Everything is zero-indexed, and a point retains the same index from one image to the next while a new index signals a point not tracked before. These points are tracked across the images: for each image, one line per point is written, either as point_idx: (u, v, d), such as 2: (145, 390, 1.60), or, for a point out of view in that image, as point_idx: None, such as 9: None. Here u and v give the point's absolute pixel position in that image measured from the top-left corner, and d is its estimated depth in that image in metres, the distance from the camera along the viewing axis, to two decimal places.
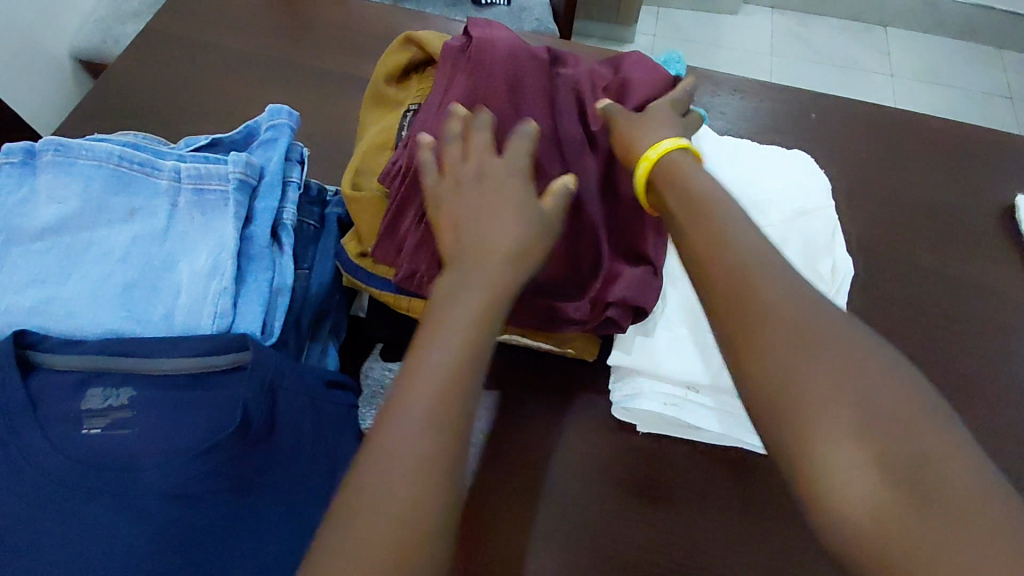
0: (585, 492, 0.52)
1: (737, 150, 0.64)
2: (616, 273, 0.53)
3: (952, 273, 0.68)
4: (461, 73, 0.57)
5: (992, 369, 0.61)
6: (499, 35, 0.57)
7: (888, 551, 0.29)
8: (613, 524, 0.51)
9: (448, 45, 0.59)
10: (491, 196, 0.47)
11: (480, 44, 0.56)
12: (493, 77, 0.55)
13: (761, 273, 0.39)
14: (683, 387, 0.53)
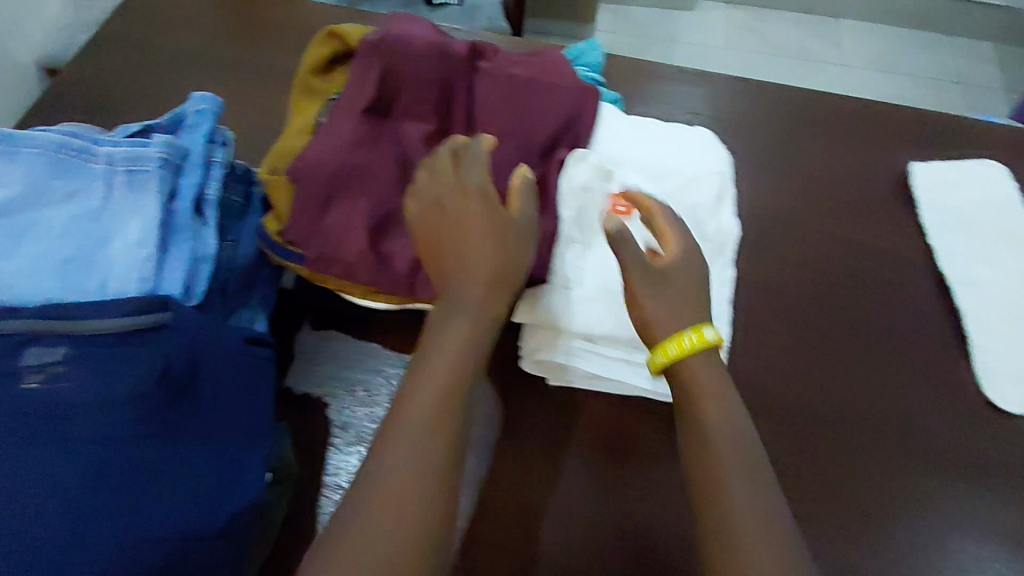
0: (549, 455, 0.58)
1: (642, 128, 0.70)
2: None
3: (845, 239, 0.75)
4: (377, 63, 0.63)
5: (868, 326, 0.69)
6: (411, 39, 0.64)
7: None
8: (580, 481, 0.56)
9: (365, 37, 0.65)
10: (466, 219, 0.52)
11: (397, 46, 0.63)
12: (405, 78, 0.63)
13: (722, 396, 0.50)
14: (582, 338, 0.58)
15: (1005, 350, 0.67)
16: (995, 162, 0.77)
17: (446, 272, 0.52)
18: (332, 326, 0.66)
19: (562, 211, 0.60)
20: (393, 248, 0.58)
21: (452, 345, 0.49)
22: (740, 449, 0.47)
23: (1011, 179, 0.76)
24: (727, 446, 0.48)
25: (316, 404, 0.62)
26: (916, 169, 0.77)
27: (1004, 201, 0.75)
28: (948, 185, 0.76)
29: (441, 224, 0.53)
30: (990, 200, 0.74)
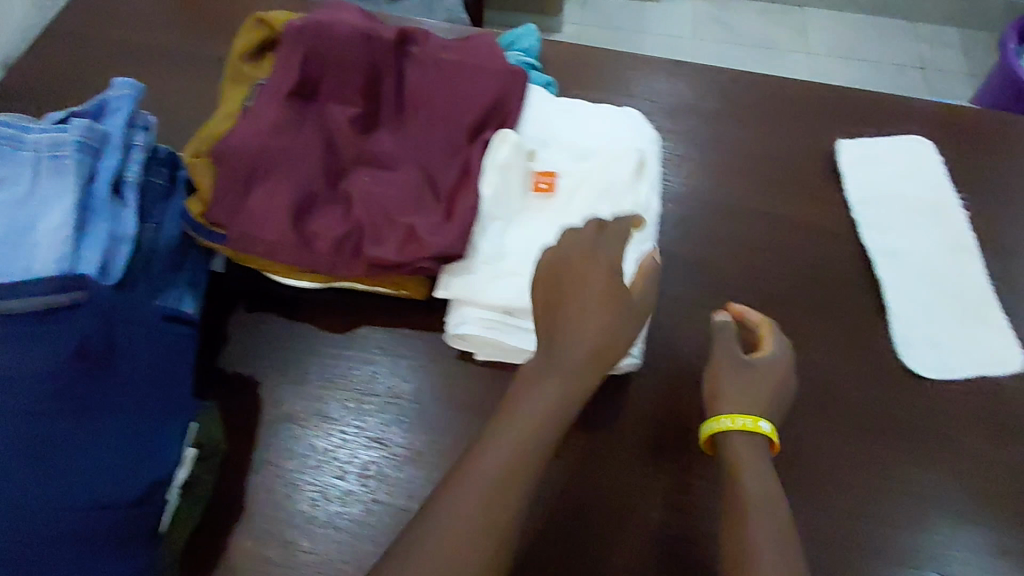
0: (609, 496, 0.58)
1: (572, 109, 0.71)
2: (434, 229, 0.59)
3: (775, 216, 0.77)
4: (301, 47, 0.64)
5: (797, 297, 0.71)
6: (337, 24, 0.65)
7: None
8: (643, 520, 0.57)
9: (292, 23, 0.66)
10: (592, 277, 0.55)
11: (322, 30, 0.64)
12: (329, 63, 0.64)
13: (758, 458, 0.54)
14: (502, 313, 0.60)
15: (919, 315, 0.69)
16: (919, 137, 0.81)
17: (566, 315, 0.54)
18: (264, 308, 0.67)
19: (485, 178, 0.62)
20: (315, 227, 0.59)
21: (532, 418, 0.50)
22: (769, 504, 0.51)
23: (933, 153, 0.80)
24: (768, 535, 0.49)
25: (247, 383, 0.63)
26: (842, 146, 0.81)
27: (927, 175, 0.78)
28: (873, 160, 0.79)
29: (568, 288, 0.54)
30: (911, 174, 0.78)
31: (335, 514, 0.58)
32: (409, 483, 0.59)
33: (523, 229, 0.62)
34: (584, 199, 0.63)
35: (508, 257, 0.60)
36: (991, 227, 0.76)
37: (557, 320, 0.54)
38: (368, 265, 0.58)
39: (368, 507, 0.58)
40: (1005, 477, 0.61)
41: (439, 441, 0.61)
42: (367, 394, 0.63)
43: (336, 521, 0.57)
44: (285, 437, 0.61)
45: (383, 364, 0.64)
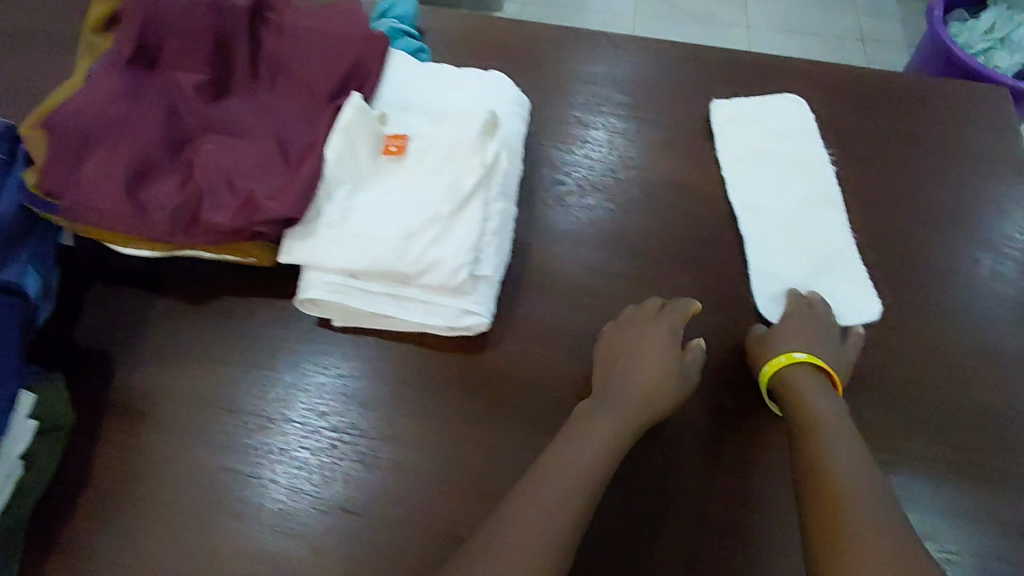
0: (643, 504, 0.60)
1: (436, 72, 0.70)
2: (274, 193, 0.58)
3: (655, 179, 0.77)
4: (138, 16, 0.63)
5: (670, 259, 0.72)
6: None
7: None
8: (668, 531, 0.58)
9: None
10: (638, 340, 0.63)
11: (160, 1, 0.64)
12: (169, 31, 0.64)
13: (829, 424, 0.57)
14: (344, 276, 0.60)
15: (778, 268, 0.71)
16: (793, 95, 0.82)
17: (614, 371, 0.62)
18: (121, 280, 0.66)
19: (331, 141, 0.61)
20: (152, 195, 0.58)
21: (592, 439, 0.57)
22: (864, 470, 0.53)
23: (804, 110, 0.81)
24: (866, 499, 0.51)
25: (102, 355, 0.63)
26: (718, 104, 0.81)
27: (798, 132, 0.79)
28: (747, 118, 0.80)
29: (628, 338, 0.63)
30: (783, 131, 0.79)
31: (311, 542, 0.57)
32: (375, 496, 0.58)
33: (369, 192, 0.61)
34: (432, 161, 0.62)
35: (351, 223, 0.60)
36: (863, 185, 0.78)
37: (612, 366, 0.62)
38: (207, 231, 0.58)
39: (342, 529, 0.57)
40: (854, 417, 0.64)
41: (397, 448, 0.60)
42: (316, 413, 0.61)
43: (315, 550, 0.56)
44: (240, 476, 0.59)
45: (324, 372, 0.63)
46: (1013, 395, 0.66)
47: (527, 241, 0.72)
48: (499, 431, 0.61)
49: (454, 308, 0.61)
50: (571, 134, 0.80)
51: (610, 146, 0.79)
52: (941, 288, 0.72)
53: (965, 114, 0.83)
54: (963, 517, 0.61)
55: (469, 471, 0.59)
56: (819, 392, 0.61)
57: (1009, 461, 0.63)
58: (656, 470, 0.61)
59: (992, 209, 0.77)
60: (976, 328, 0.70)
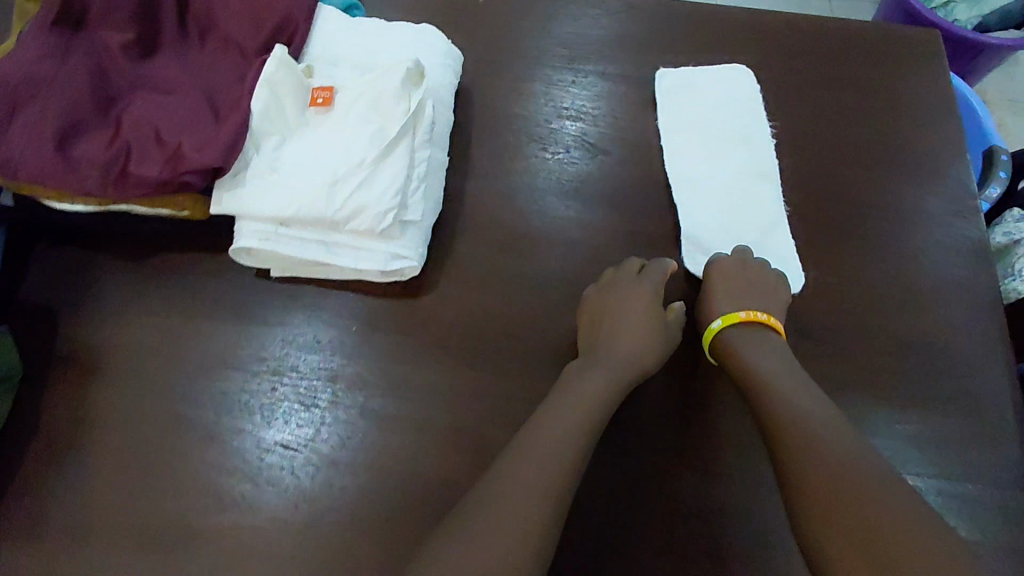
0: (608, 458, 0.62)
1: (365, 25, 0.72)
2: (202, 144, 0.60)
3: (596, 131, 0.77)
4: None
5: (609, 207, 0.72)
6: None
7: (852, 536, 0.45)
8: (641, 485, 0.60)
9: None
10: (629, 305, 0.64)
11: None
12: None
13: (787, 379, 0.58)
14: (275, 224, 0.62)
15: (709, 210, 0.72)
16: (741, 66, 0.80)
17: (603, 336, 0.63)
18: (65, 241, 0.68)
19: (256, 93, 0.63)
20: (83, 150, 0.60)
21: (583, 399, 0.58)
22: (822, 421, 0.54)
23: (750, 79, 0.79)
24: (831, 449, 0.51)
25: (48, 314, 0.65)
26: (664, 74, 0.79)
27: (739, 100, 0.77)
28: (690, 89, 0.78)
29: (613, 302, 0.64)
30: (726, 100, 0.77)
31: (257, 476, 0.59)
32: (317, 430, 0.61)
33: (297, 143, 0.63)
34: (358, 110, 0.64)
35: (280, 170, 0.62)
36: (805, 129, 0.77)
37: (600, 327, 0.64)
38: (137, 184, 0.60)
39: (287, 463, 0.59)
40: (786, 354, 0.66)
41: (337, 386, 0.62)
42: (255, 357, 0.63)
43: (262, 484, 0.59)
44: (183, 418, 0.61)
45: (299, 338, 0.64)
46: (937, 323, 0.68)
47: (462, 189, 0.73)
48: (438, 376, 0.63)
49: (385, 252, 0.63)
50: (551, 92, 0.78)
51: (586, 105, 0.78)
52: (875, 222, 0.72)
53: (908, 57, 0.83)
54: (883, 437, 0.63)
55: (405, 410, 0.62)
56: (763, 349, 0.62)
57: (929, 384, 0.66)
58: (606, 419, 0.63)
59: (926, 145, 0.77)
60: (905, 259, 0.71)
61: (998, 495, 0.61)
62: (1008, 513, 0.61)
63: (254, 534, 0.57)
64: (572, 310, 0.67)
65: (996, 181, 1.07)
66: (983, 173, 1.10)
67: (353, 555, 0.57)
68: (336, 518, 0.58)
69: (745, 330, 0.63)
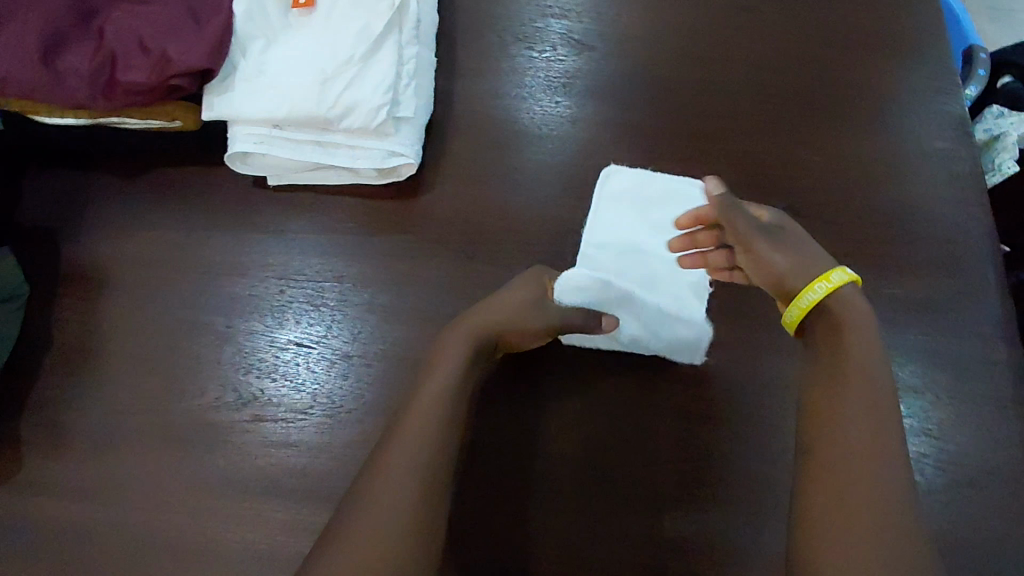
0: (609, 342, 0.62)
1: None
2: (186, 47, 0.60)
3: (581, 31, 0.75)
4: None
5: (597, 105, 0.72)
6: None
7: None
8: (641, 364, 0.62)
9: None
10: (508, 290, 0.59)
11: None
12: None
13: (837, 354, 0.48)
14: (268, 127, 0.62)
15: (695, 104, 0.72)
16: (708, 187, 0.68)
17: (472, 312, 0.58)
18: (55, 162, 0.68)
19: None
20: (66, 62, 0.59)
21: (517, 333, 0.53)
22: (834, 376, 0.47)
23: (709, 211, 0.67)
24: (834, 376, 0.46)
25: (48, 234, 0.65)
26: (612, 174, 0.68)
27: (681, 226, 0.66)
28: (633, 201, 0.67)
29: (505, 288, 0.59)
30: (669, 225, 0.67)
31: (273, 373, 0.60)
32: (328, 328, 0.62)
33: (283, 45, 0.63)
34: (342, 9, 0.64)
35: (268, 73, 0.62)
36: (792, 18, 0.77)
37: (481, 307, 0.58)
38: (126, 92, 0.60)
39: (300, 359, 0.61)
40: None
41: (344, 286, 0.64)
42: (260, 263, 0.64)
43: (278, 379, 0.60)
44: (195, 325, 0.62)
45: (307, 248, 0.65)
46: (920, 196, 0.70)
47: (449, 92, 0.73)
48: (435, 279, 0.64)
49: (380, 150, 0.64)
50: None
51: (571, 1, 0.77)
52: (857, 103, 0.73)
53: None
54: (871, 306, 0.66)
55: (409, 309, 0.63)
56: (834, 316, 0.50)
57: (913, 254, 0.68)
58: None
59: (910, 27, 0.77)
60: (887, 138, 0.72)
61: (980, 351, 0.64)
62: (989, 366, 0.64)
63: (275, 425, 0.59)
64: (566, 203, 0.68)
65: (976, 79, 1.05)
66: (963, 73, 1.07)
67: (368, 440, 0.58)
68: (350, 406, 0.60)
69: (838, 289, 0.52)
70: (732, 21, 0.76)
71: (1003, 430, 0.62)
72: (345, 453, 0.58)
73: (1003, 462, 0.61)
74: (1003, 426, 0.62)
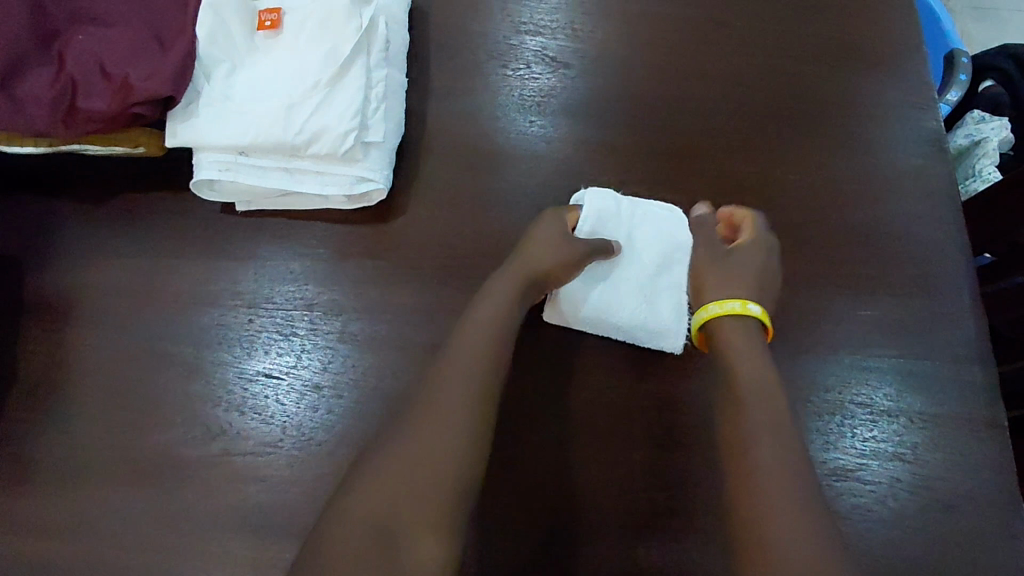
0: (584, 369, 0.62)
1: None
2: (148, 72, 0.58)
3: (557, 47, 0.75)
4: None
5: (574, 123, 0.72)
6: None
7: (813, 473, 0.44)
8: (614, 392, 0.62)
9: None
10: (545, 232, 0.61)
11: None
12: None
13: None
14: (233, 153, 0.61)
15: (671, 123, 0.72)
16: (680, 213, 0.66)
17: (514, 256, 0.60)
18: (19, 186, 0.66)
19: (200, 19, 0.61)
20: (24, 88, 0.57)
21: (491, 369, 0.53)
22: None
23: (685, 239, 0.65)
24: None
25: (13, 261, 0.64)
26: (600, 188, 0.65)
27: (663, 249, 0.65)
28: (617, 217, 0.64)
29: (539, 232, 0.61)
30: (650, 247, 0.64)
31: (243, 406, 0.60)
32: (298, 357, 0.61)
33: (247, 69, 0.62)
34: (307, 31, 0.62)
35: (233, 98, 0.61)
36: (768, 33, 0.76)
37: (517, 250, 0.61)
38: (87, 119, 0.58)
39: (270, 391, 0.60)
40: None
41: (314, 314, 0.63)
42: (229, 291, 0.63)
43: (248, 413, 0.59)
44: (164, 356, 0.61)
45: (276, 277, 0.64)
46: (896, 214, 0.70)
47: (424, 112, 0.72)
48: (408, 304, 0.64)
49: (349, 175, 0.63)
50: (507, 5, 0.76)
51: (545, 17, 0.76)
52: (834, 119, 0.73)
53: None
54: (847, 327, 0.66)
55: (382, 336, 0.62)
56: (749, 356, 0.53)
57: (889, 272, 0.68)
58: (579, 330, 0.64)
59: (887, 42, 0.76)
60: (863, 154, 0.72)
61: (954, 372, 0.64)
62: (962, 386, 0.64)
63: (245, 459, 0.58)
64: None
65: (958, 84, 1.04)
66: (944, 78, 1.06)
67: (340, 472, 0.58)
68: (321, 438, 0.59)
69: (746, 321, 0.56)
70: (708, 36, 0.76)
71: (977, 452, 0.62)
72: (317, 485, 0.57)
73: (977, 483, 0.61)
74: (975, 446, 0.62)
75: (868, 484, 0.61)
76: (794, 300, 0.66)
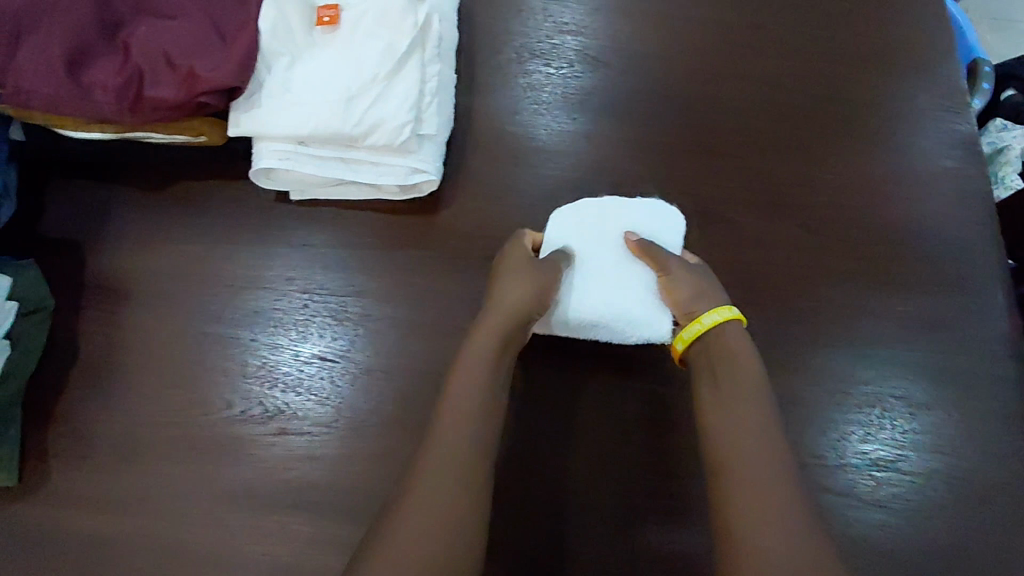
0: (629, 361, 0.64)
1: None
2: (214, 64, 0.60)
3: (597, 49, 0.76)
4: None
5: (614, 123, 0.73)
6: None
7: None
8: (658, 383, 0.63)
9: None
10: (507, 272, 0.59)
11: None
12: None
13: None
14: (293, 143, 0.63)
15: (709, 123, 0.74)
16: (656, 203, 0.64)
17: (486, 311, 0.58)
18: (81, 173, 0.68)
19: (262, 13, 0.63)
20: (93, 77, 0.59)
21: None
22: None
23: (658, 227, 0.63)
24: None
25: (76, 245, 0.66)
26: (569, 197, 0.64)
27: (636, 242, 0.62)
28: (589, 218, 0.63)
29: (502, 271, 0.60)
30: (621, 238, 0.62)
31: (298, 387, 0.61)
32: (351, 342, 0.63)
33: (307, 62, 0.64)
34: (365, 26, 0.64)
35: (293, 89, 0.63)
36: (803, 38, 0.78)
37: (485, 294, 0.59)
38: (154, 108, 0.60)
39: (325, 373, 0.62)
40: (792, 255, 0.69)
41: (366, 301, 0.64)
42: (282, 276, 0.65)
43: (303, 393, 0.61)
44: (222, 338, 0.63)
45: (330, 264, 0.66)
46: (929, 216, 0.71)
47: (470, 108, 0.74)
48: (455, 294, 0.65)
49: (403, 167, 0.65)
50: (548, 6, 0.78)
51: (585, 18, 0.78)
52: (867, 122, 0.74)
53: None
54: (883, 326, 0.67)
55: (431, 324, 0.64)
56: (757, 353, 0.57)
57: (922, 272, 0.69)
58: None
59: (920, 48, 0.78)
60: (896, 157, 0.73)
61: (988, 370, 0.66)
62: (997, 384, 0.65)
63: (299, 438, 0.60)
64: None
65: (981, 92, 1.05)
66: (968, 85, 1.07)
67: (391, 455, 0.59)
68: (374, 419, 0.60)
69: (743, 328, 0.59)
70: (744, 40, 0.77)
71: (1012, 449, 0.63)
72: (369, 466, 0.59)
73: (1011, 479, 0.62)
74: (1010, 443, 0.63)
75: (907, 475, 0.62)
76: (831, 297, 0.68)
